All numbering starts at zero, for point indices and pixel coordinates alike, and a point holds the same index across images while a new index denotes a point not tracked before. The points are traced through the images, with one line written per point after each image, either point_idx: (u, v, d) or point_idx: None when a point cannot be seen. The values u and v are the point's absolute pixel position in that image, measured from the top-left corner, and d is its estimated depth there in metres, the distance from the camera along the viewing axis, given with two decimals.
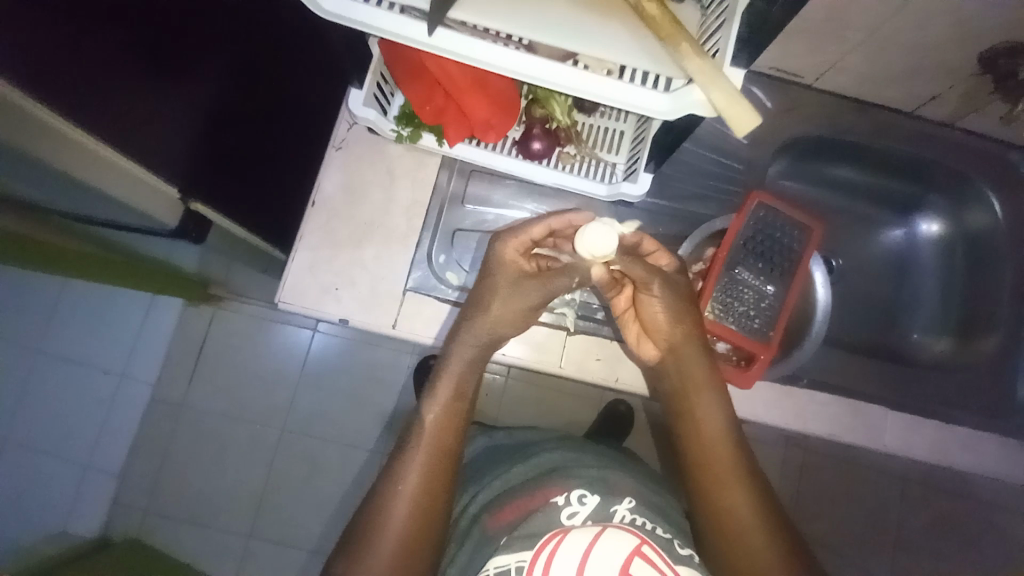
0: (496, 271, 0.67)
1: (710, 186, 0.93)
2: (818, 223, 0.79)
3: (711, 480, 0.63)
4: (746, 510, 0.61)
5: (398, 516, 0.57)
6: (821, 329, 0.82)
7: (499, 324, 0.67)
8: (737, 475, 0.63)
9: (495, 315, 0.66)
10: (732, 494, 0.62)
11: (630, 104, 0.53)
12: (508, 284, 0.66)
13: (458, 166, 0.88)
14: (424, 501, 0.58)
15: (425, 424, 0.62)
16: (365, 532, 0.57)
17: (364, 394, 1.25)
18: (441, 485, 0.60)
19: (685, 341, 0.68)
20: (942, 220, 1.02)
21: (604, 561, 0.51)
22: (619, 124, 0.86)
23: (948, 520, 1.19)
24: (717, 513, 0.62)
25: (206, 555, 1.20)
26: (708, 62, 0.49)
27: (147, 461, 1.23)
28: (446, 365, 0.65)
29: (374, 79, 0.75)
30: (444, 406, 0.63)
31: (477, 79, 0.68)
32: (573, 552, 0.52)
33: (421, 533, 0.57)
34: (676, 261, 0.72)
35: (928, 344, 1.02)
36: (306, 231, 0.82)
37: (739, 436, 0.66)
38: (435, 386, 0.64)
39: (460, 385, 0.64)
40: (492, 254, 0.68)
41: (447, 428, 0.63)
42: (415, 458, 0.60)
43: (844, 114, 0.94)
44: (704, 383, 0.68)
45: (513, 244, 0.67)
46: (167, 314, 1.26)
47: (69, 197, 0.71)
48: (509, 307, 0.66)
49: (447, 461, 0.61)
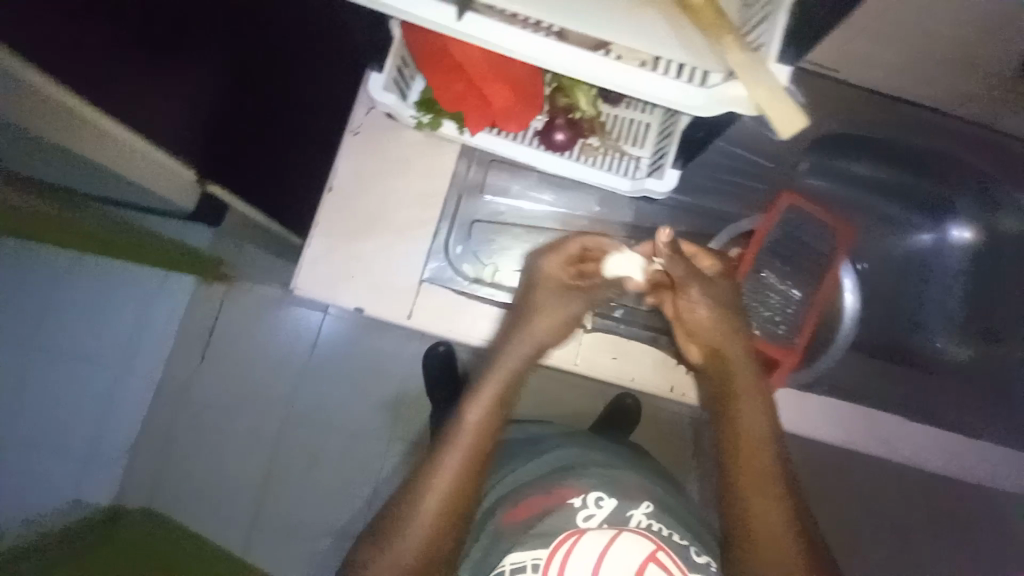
0: (543, 286, 0.71)
1: (736, 183, 0.90)
2: (848, 226, 0.76)
3: (737, 486, 0.56)
4: (780, 522, 0.53)
5: (426, 512, 0.55)
6: (846, 336, 0.80)
7: (546, 335, 0.69)
8: (769, 488, 0.55)
9: (545, 331, 0.69)
10: (757, 503, 0.54)
11: (665, 99, 0.50)
12: (553, 297, 0.71)
13: (477, 155, 0.86)
14: (454, 501, 0.56)
15: (466, 422, 0.60)
16: (388, 523, 0.55)
17: (374, 377, 1.25)
18: (469, 484, 0.57)
19: (727, 339, 0.65)
20: (974, 225, 0.95)
21: (621, 560, 0.54)
22: (644, 116, 0.83)
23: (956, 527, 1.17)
24: (739, 519, 0.54)
25: (216, 528, 1.22)
26: (747, 55, 0.46)
27: (159, 435, 1.24)
28: (496, 365, 0.66)
29: (394, 62, 0.73)
30: (488, 409, 0.62)
31: (497, 66, 0.65)
32: (588, 553, 0.54)
33: (447, 529, 0.55)
34: (719, 265, 0.72)
35: (950, 352, 0.96)
36: (322, 217, 0.81)
37: (783, 446, 0.59)
38: (483, 387, 0.64)
39: (505, 394, 0.63)
40: (534, 270, 0.72)
41: (485, 433, 0.60)
42: (452, 456, 0.58)
43: (877, 113, 0.90)
44: (751, 389, 0.62)
45: (555, 261, 0.72)
46: (178, 292, 1.26)
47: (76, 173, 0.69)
48: (554, 321, 0.70)
49: (480, 462, 0.59)
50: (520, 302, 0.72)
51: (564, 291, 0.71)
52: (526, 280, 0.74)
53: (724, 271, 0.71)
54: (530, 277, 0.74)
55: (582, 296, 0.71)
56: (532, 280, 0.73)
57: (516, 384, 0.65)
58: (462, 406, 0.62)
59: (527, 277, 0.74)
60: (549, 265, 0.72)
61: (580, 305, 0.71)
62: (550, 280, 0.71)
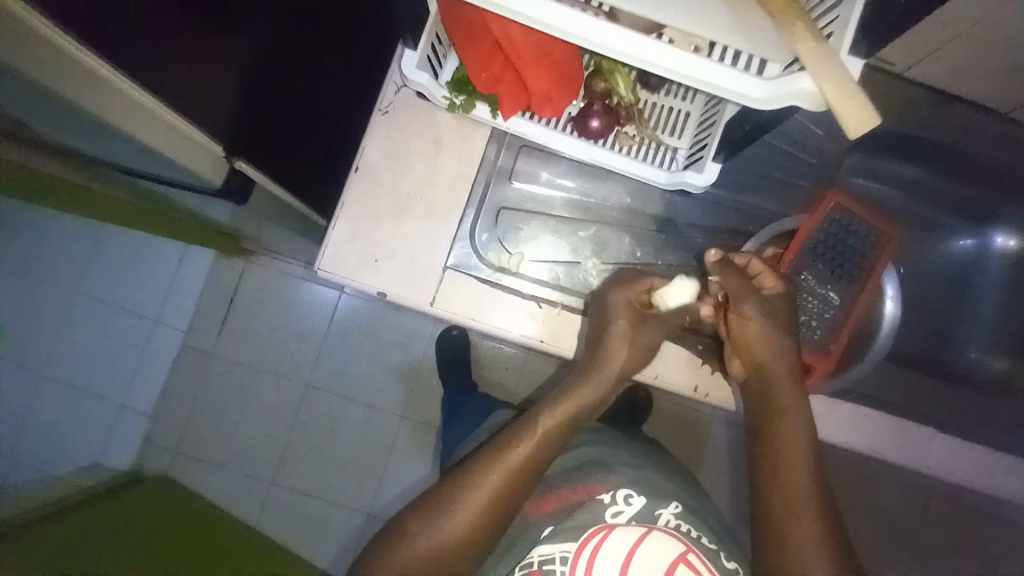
0: (619, 317, 0.67)
1: (774, 178, 0.87)
2: (896, 231, 0.73)
3: (780, 507, 0.57)
4: (813, 545, 0.54)
5: (477, 503, 0.54)
6: (884, 346, 0.78)
7: (630, 363, 0.66)
8: (812, 513, 0.56)
9: (625, 362, 0.65)
10: (801, 528, 0.55)
11: (723, 89, 0.47)
12: (630, 325, 0.67)
13: (507, 139, 0.84)
14: (496, 501, 0.55)
15: (537, 429, 0.59)
16: (434, 503, 0.55)
17: (390, 358, 1.25)
18: (524, 483, 0.57)
19: (772, 355, 0.66)
20: (1019, 233, 0.93)
21: (651, 560, 0.53)
22: (684, 103, 0.79)
23: (973, 541, 1.15)
24: (782, 538, 0.55)
25: (232, 497, 1.24)
26: (822, 46, 0.43)
27: (178, 403, 1.26)
28: (581, 383, 0.64)
29: (429, 39, 0.70)
30: (562, 422, 0.60)
31: (541, 48, 0.63)
32: (615, 552, 0.54)
33: (485, 529, 0.55)
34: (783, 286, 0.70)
35: (986, 363, 0.94)
36: (348, 198, 0.79)
37: (821, 470, 0.60)
38: (561, 401, 0.62)
39: (580, 413, 0.62)
40: (607, 301, 0.70)
41: (554, 442, 0.60)
42: (515, 456, 0.57)
43: (923, 110, 0.88)
44: (799, 412, 0.63)
45: (630, 292, 0.69)
46: (198, 264, 1.27)
47: (93, 139, 0.67)
48: (635, 350, 0.66)
49: (533, 471, 0.58)
50: (593, 332, 0.70)
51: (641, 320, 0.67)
52: (598, 315, 0.71)
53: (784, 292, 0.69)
54: (603, 309, 0.70)
55: (660, 323, 0.67)
56: (605, 313, 0.69)
57: (594, 405, 0.63)
58: (537, 414, 0.61)
59: (598, 305, 0.72)
60: (621, 297, 0.69)
61: (658, 334, 0.67)
62: (625, 311, 0.67)
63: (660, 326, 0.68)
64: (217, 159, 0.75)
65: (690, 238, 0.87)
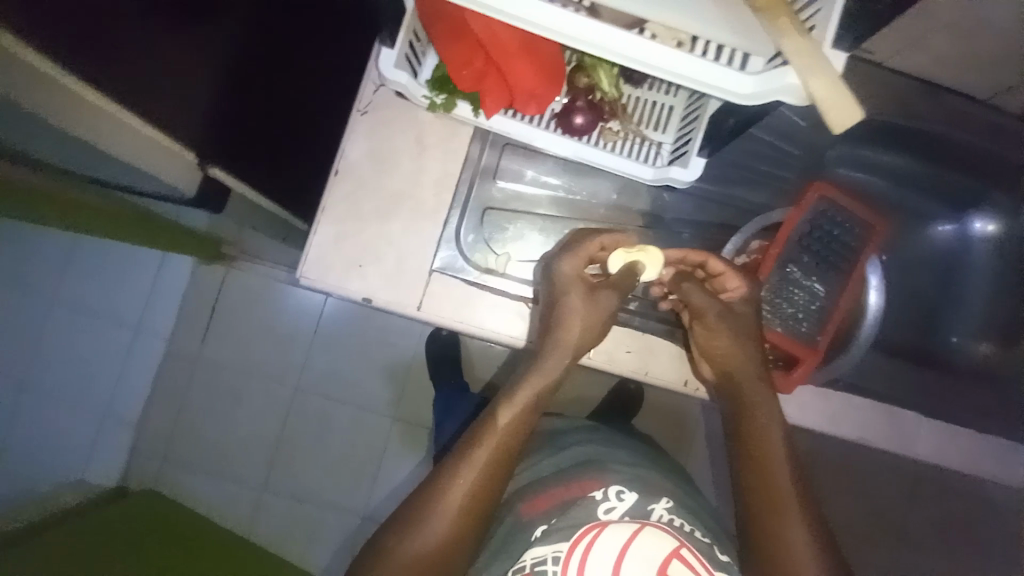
0: (567, 291, 0.64)
1: (760, 171, 0.87)
2: (881, 221, 0.74)
3: (767, 503, 0.57)
4: (797, 537, 0.55)
5: (451, 509, 0.53)
6: (869, 335, 0.79)
7: (582, 338, 0.63)
8: (794, 503, 0.57)
9: (577, 338, 0.63)
10: (789, 523, 0.56)
11: (708, 85, 0.46)
12: (581, 301, 0.63)
13: (491, 137, 0.82)
14: (475, 500, 0.54)
15: (497, 424, 0.58)
16: (410, 512, 0.53)
17: (379, 361, 1.24)
18: (496, 480, 0.55)
19: (743, 362, 0.65)
20: (1000, 219, 0.94)
21: (644, 558, 0.49)
22: (668, 98, 0.79)
23: (958, 520, 1.18)
24: (771, 531, 0.56)
25: (222, 506, 1.22)
26: (807, 40, 0.43)
27: (163, 415, 1.23)
28: (531, 372, 0.61)
29: (406, 37, 0.68)
30: (521, 413, 0.59)
31: (525, 44, 0.61)
32: (608, 550, 0.50)
33: (466, 531, 0.53)
34: (746, 288, 0.69)
35: (968, 348, 0.96)
36: (329, 202, 0.77)
37: (799, 462, 0.61)
38: (516, 392, 0.60)
39: (539, 399, 0.60)
40: (555, 274, 0.66)
41: (518, 434, 0.58)
42: (479, 455, 0.56)
43: (911, 98, 0.86)
44: (769, 409, 0.63)
45: (576, 262, 0.66)
46: (179, 271, 1.23)
47: (56, 148, 0.64)
48: (588, 325, 0.63)
49: (505, 463, 0.57)
50: (546, 313, 0.66)
51: (592, 292, 0.64)
52: (547, 287, 0.67)
53: (748, 298, 0.68)
54: (549, 282, 0.67)
55: (613, 291, 0.64)
56: (552, 286, 0.66)
57: (550, 389, 0.61)
58: (494, 407, 0.60)
59: (547, 279, 0.68)
60: (569, 267, 0.65)
61: (613, 302, 0.63)
62: (574, 285, 0.64)
63: (613, 296, 0.63)
64: (182, 160, 0.70)
65: (679, 233, 0.86)
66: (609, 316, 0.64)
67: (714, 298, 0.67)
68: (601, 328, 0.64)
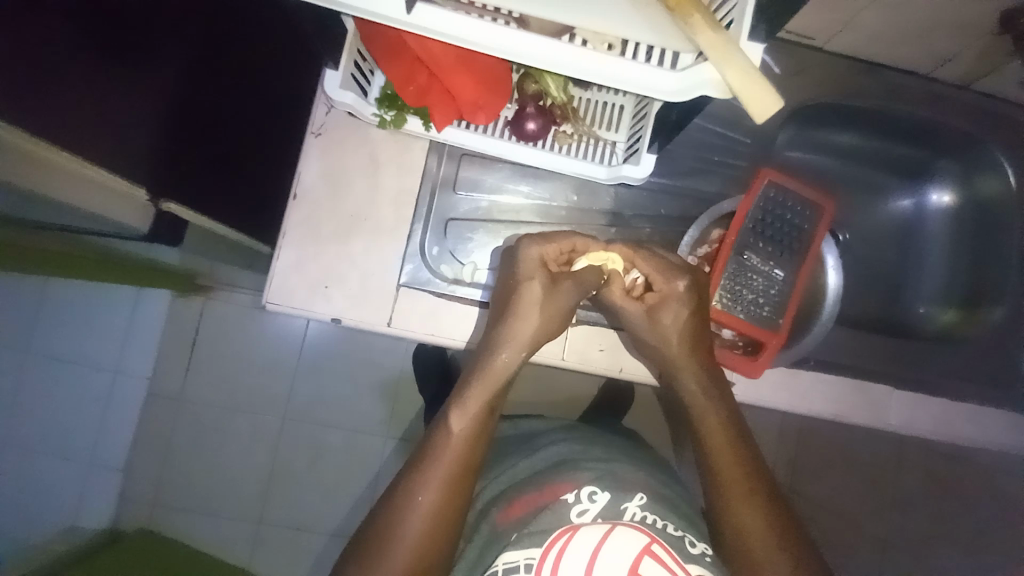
0: (531, 276, 0.66)
1: (715, 161, 0.89)
2: (830, 202, 0.78)
3: (720, 493, 0.60)
4: (754, 521, 0.57)
5: (413, 529, 0.53)
6: (832, 313, 0.81)
7: (539, 330, 0.65)
8: (742, 487, 0.59)
9: (534, 330, 0.65)
10: (746, 508, 0.58)
11: (635, 85, 0.48)
12: (543, 288, 0.65)
13: (447, 149, 0.83)
14: (439, 514, 0.54)
15: (449, 436, 0.58)
16: (374, 541, 0.53)
17: (362, 379, 1.23)
18: (457, 493, 0.56)
19: (682, 355, 0.68)
20: (953, 188, 0.96)
21: (617, 553, 0.51)
22: (617, 97, 0.80)
23: (947, 483, 1.20)
24: (727, 515, 0.58)
25: (217, 541, 1.20)
26: (721, 35, 0.44)
27: (149, 455, 1.21)
28: (478, 375, 0.62)
29: (350, 57, 0.69)
30: (475, 418, 0.60)
31: (463, 57, 0.61)
32: (581, 550, 0.51)
33: (433, 547, 0.53)
34: (679, 291, 0.68)
35: (934, 316, 0.98)
36: (289, 226, 0.77)
37: (752, 445, 0.63)
38: (466, 395, 0.61)
39: (492, 402, 0.62)
40: (519, 257, 0.67)
41: (474, 440, 0.59)
42: (435, 471, 0.56)
43: (857, 78, 0.87)
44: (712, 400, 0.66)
45: (545, 250, 0.67)
46: (155, 306, 1.22)
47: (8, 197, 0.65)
48: (547, 317, 0.65)
49: (467, 475, 0.57)
50: (502, 295, 0.68)
51: (553, 282, 0.66)
52: (511, 269, 0.68)
53: (675, 299, 0.68)
54: (513, 265, 0.68)
55: (575, 282, 0.66)
56: (517, 271, 0.67)
57: (503, 387, 0.63)
58: (446, 415, 0.60)
59: (510, 262, 0.69)
60: (537, 253, 0.67)
61: (575, 294, 0.66)
62: (538, 271, 0.66)
63: (575, 288, 0.65)
64: (107, 190, 0.66)
65: (640, 228, 0.88)
66: (570, 308, 0.66)
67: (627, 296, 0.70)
68: (561, 319, 0.67)
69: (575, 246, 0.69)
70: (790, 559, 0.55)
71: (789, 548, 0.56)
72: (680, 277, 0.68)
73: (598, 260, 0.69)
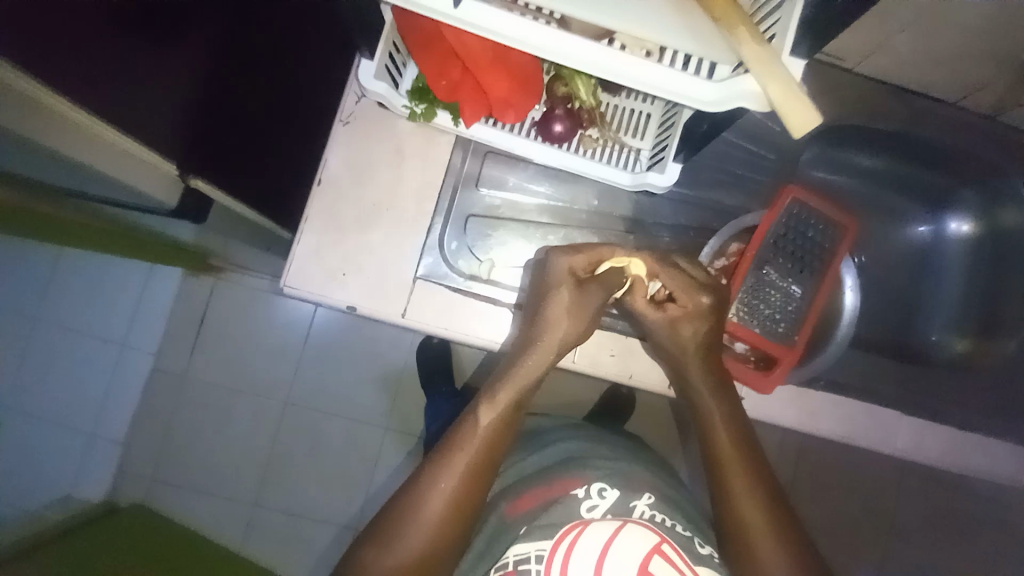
0: (562, 285, 0.65)
1: (736, 176, 0.89)
2: (853, 222, 0.78)
3: (723, 492, 0.60)
4: (757, 522, 0.57)
5: (429, 513, 0.53)
6: (846, 334, 0.82)
7: (571, 334, 0.65)
8: (745, 486, 0.59)
9: (563, 337, 0.65)
10: (749, 507, 0.58)
11: (669, 91, 0.48)
12: (571, 295, 0.65)
13: (472, 146, 0.83)
14: (457, 502, 0.55)
15: (476, 427, 0.58)
16: (386, 526, 0.53)
17: (367, 367, 1.24)
18: (475, 487, 0.56)
19: (703, 366, 0.67)
20: (975, 219, 0.95)
21: (626, 553, 0.51)
22: (645, 106, 0.80)
23: (945, 512, 1.20)
24: (727, 512, 0.59)
25: (212, 520, 1.20)
26: (766, 49, 0.44)
27: (150, 430, 1.21)
28: (510, 373, 0.62)
29: (386, 48, 0.70)
30: (502, 412, 0.60)
31: (498, 54, 0.62)
32: (593, 545, 0.52)
33: (447, 536, 0.54)
34: (704, 305, 0.67)
35: (946, 345, 0.97)
36: (311, 212, 0.77)
37: (757, 450, 0.63)
38: (497, 391, 0.61)
39: (522, 397, 0.62)
40: (550, 266, 0.67)
41: (499, 432, 0.59)
42: (457, 460, 0.56)
43: (881, 102, 0.88)
44: (723, 407, 0.66)
45: (574, 259, 0.66)
46: (166, 284, 1.22)
47: (45, 165, 0.67)
48: (574, 322, 0.65)
49: (486, 466, 0.57)
50: (534, 299, 0.68)
51: (582, 287, 0.65)
52: (541, 279, 0.68)
53: (696, 314, 0.67)
54: (545, 273, 0.68)
55: (600, 286, 0.65)
56: (548, 279, 0.67)
57: (533, 386, 0.63)
58: (474, 407, 0.60)
59: (542, 271, 0.69)
60: (567, 263, 0.66)
61: (600, 297, 0.65)
62: (568, 280, 0.65)
63: (600, 291, 0.65)
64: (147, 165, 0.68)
65: (657, 237, 0.88)
66: (596, 312, 0.65)
67: (648, 303, 0.69)
68: (588, 324, 0.66)
69: (602, 256, 0.67)
70: (790, 559, 0.55)
71: (791, 551, 0.56)
72: (704, 294, 0.67)
73: (619, 261, 0.66)
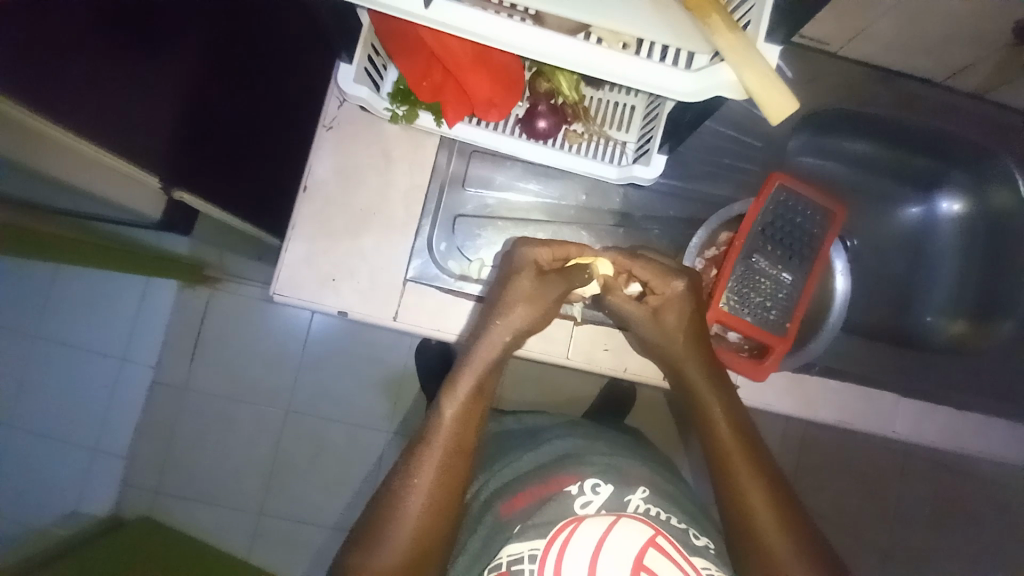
0: (523, 271, 0.65)
1: (725, 165, 0.88)
2: (840, 207, 0.78)
3: (727, 478, 0.60)
4: (762, 505, 0.57)
5: (410, 510, 0.53)
6: (838, 320, 0.81)
7: (526, 321, 0.64)
8: (748, 468, 0.60)
9: (525, 322, 0.65)
10: (752, 490, 0.58)
11: (646, 83, 0.47)
12: (533, 283, 0.65)
13: (457, 146, 0.83)
14: (437, 497, 0.55)
15: (442, 419, 0.59)
16: (374, 529, 0.53)
17: (366, 372, 1.24)
18: (454, 481, 0.56)
19: (681, 350, 0.67)
20: (965, 198, 0.95)
21: (622, 548, 0.51)
22: (629, 98, 0.80)
23: (947, 494, 1.20)
24: (732, 500, 0.59)
25: (216, 530, 1.21)
26: (741, 37, 0.44)
27: (152, 443, 1.22)
28: (466, 360, 0.63)
29: (365, 51, 0.69)
30: (464, 403, 0.60)
31: (477, 54, 0.62)
32: (588, 539, 0.51)
33: (433, 534, 0.54)
34: (678, 289, 0.67)
35: (942, 327, 0.98)
36: (299, 220, 0.77)
37: (755, 436, 0.63)
38: (456, 381, 0.61)
39: (482, 383, 0.62)
40: (514, 255, 0.67)
41: (469, 421, 0.60)
42: (430, 454, 0.57)
43: (868, 85, 0.87)
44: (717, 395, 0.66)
45: (539, 250, 0.66)
46: (162, 296, 1.22)
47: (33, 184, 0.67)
48: (534, 308, 0.65)
49: (460, 458, 0.58)
50: (496, 285, 0.67)
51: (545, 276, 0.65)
52: (505, 266, 0.68)
53: (677, 300, 0.67)
54: (510, 262, 0.68)
55: (562, 277, 0.65)
56: (511, 267, 0.67)
57: (495, 371, 0.64)
58: (439, 402, 0.61)
59: (506, 259, 0.69)
60: (534, 254, 0.66)
61: (562, 288, 0.65)
62: (530, 265, 0.66)
63: (562, 282, 0.65)
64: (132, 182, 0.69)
65: (648, 230, 0.88)
66: (554, 303, 0.65)
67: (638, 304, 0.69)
68: (546, 313, 0.66)
69: (570, 253, 0.68)
70: (796, 538, 0.56)
71: (798, 533, 0.56)
72: (678, 278, 0.67)
73: (586, 260, 0.68)
